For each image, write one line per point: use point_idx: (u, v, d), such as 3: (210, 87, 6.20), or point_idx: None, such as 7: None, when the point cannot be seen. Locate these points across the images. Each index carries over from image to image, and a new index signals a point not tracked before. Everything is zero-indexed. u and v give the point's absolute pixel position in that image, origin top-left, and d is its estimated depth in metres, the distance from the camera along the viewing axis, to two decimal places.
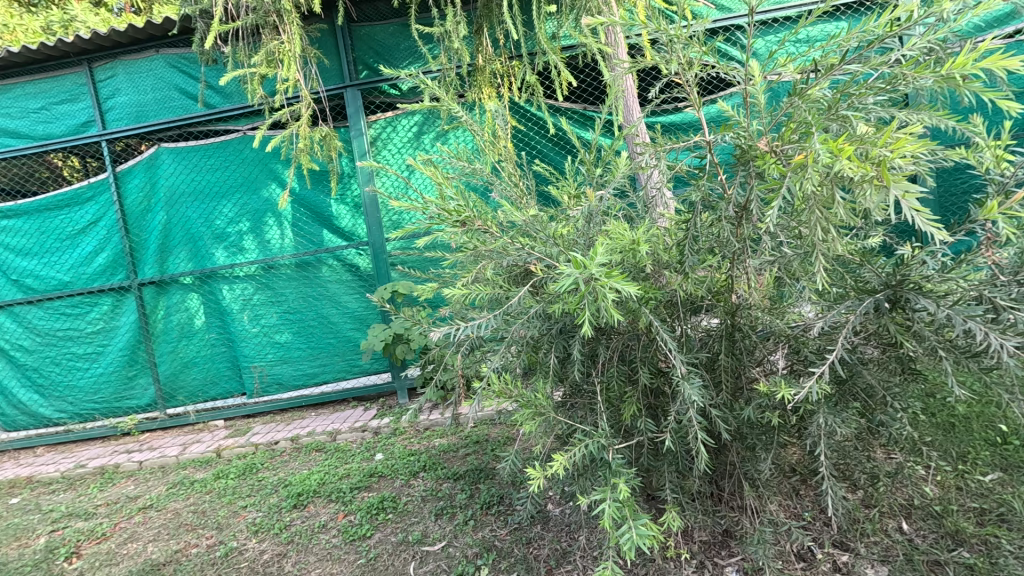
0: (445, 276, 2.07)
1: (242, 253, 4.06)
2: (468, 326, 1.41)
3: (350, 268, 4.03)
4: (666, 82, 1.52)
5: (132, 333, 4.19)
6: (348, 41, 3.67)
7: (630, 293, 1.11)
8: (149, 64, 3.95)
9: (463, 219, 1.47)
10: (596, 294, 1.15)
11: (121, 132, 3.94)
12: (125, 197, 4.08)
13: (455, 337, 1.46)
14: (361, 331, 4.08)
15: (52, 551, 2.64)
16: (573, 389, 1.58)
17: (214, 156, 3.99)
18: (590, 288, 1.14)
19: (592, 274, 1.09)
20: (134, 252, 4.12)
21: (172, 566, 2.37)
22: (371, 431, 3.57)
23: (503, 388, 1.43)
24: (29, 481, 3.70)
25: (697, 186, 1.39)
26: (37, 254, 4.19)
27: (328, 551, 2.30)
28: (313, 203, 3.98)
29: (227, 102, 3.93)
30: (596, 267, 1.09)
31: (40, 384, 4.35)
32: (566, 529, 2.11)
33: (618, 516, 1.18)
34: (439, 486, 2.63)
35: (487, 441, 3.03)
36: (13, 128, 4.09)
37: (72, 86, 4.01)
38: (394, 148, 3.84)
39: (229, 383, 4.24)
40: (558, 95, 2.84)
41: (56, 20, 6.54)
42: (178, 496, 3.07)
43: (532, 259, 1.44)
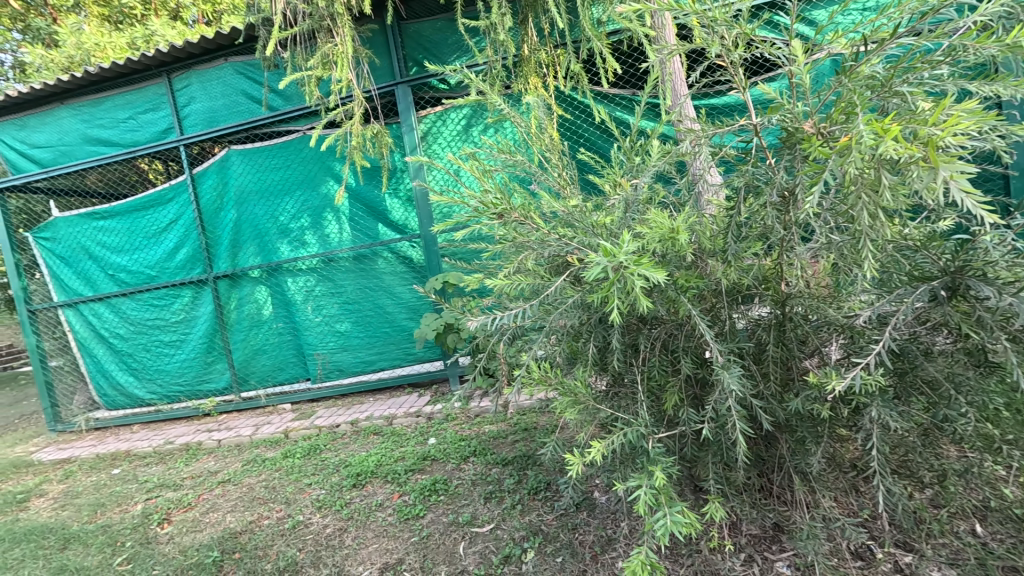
0: (489, 266, 2.11)
1: (304, 247, 4.31)
2: (506, 314, 1.44)
3: (403, 260, 4.18)
4: (709, 65, 1.49)
5: (209, 322, 4.56)
6: (399, 39, 3.79)
7: (660, 281, 1.10)
8: (219, 72, 4.23)
9: (500, 211, 1.49)
10: (626, 282, 1.14)
11: (196, 137, 4.26)
12: (201, 196, 4.42)
13: (495, 326, 1.50)
14: (414, 321, 4.24)
15: (148, 517, 2.96)
16: (615, 378, 1.58)
17: (277, 156, 4.24)
18: (621, 277, 1.14)
19: (621, 261, 1.09)
20: (209, 247, 4.47)
21: (247, 535, 2.59)
22: (424, 417, 3.71)
23: (542, 375, 1.47)
24: (127, 454, 4.13)
25: (742, 170, 1.37)
26: (128, 251, 4.64)
27: (384, 528, 2.43)
28: (368, 198, 4.15)
29: (288, 104, 4.15)
30: (625, 255, 1.09)
31: (134, 368, 4.84)
32: (610, 517, 2.13)
33: (653, 503, 1.17)
34: (488, 471, 2.73)
35: (536, 429, 3.10)
36: (106, 137, 4.52)
37: (153, 96, 4.38)
38: (443, 142, 3.92)
39: (295, 370, 4.52)
40: (605, 82, 2.77)
41: (140, 36, 7.14)
42: (252, 472, 3.34)
43: (570, 250, 1.45)
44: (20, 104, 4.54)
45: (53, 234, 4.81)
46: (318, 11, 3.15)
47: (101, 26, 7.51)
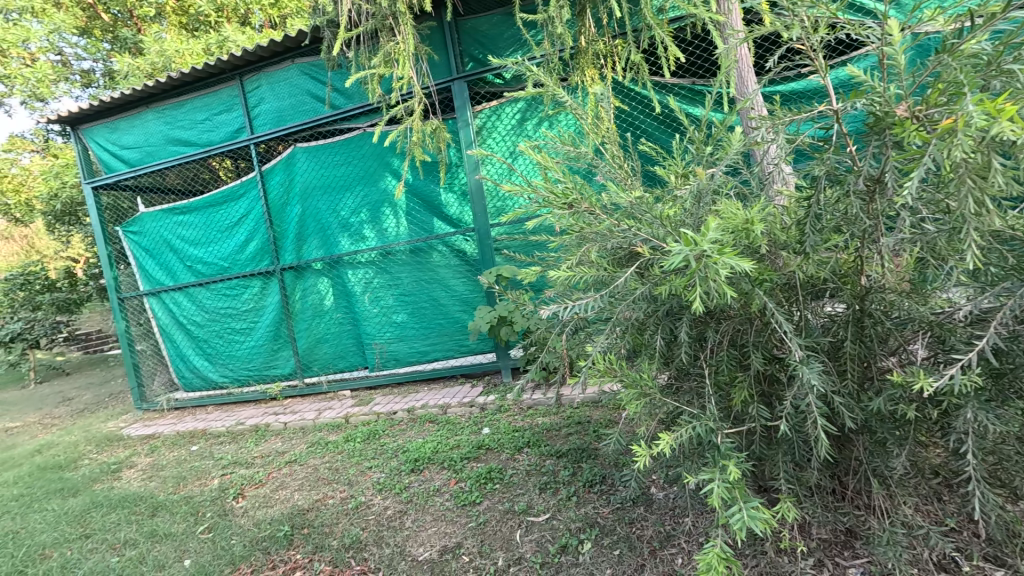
0: (551, 259, 2.13)
1: (363, 241, 4.46)
2: (575, 305, 1.44)
3: (457, 253, 4.26)
4: (787, 49, 1.42)
5: (276, 311, 4.82)
6: (456, 35, 3.85)
7: (745, 271, 1.06)
8: (286, 73, 4.43)
9: (571, 201, 1.56)
10: (708, 272, 1.11)
11: (265, 136, 4.49)
12: (270, 192, 4.68)
13: (562, 317, 1.49)
14: (468, 313, 4.32)
15: (224, 491, 3.19)
16: (679, 372, 1.55)
17: (339, 152, 4.41)
18: (701, 267, 1.11)
19: (703, 250, 1.06)
20: (277, 240, 4.72)
21: (314, 512, 2.73)
22: (478, 407, 3.78)
23: (608, 367, 1.47)
24: (203, 433, 4.45)
25: (822, 159, 1.33)
26: (205, 244, 4.97)
27: (442, 513, 2.50)
28: (425, 192, 4.26)
29: (349, 102, 4.29)
30: (708, 244, 1.06)
31: (209, 354, 5.19)
32: (668, 514, 2.12)
33: (727, 497, 1.13)
34: (543, 462, 2.76)
35: (589, 423, 3.12)
36: (185, 138, 4.84)
37: (227, 98, 4.65)
38: (499, 136, 3.96)
39: (354, 358, 4.72)
40: (666, 72, 2.69)
41: (215, 42, 7.59)
42: (317, 453, 3.52)
43: (637, 241, 1.43)
44: (112, 108, 4.95)
45: (140, 228, 5.23)
46: (381, 11, 3.25)
47: (179, 34, 8.05)
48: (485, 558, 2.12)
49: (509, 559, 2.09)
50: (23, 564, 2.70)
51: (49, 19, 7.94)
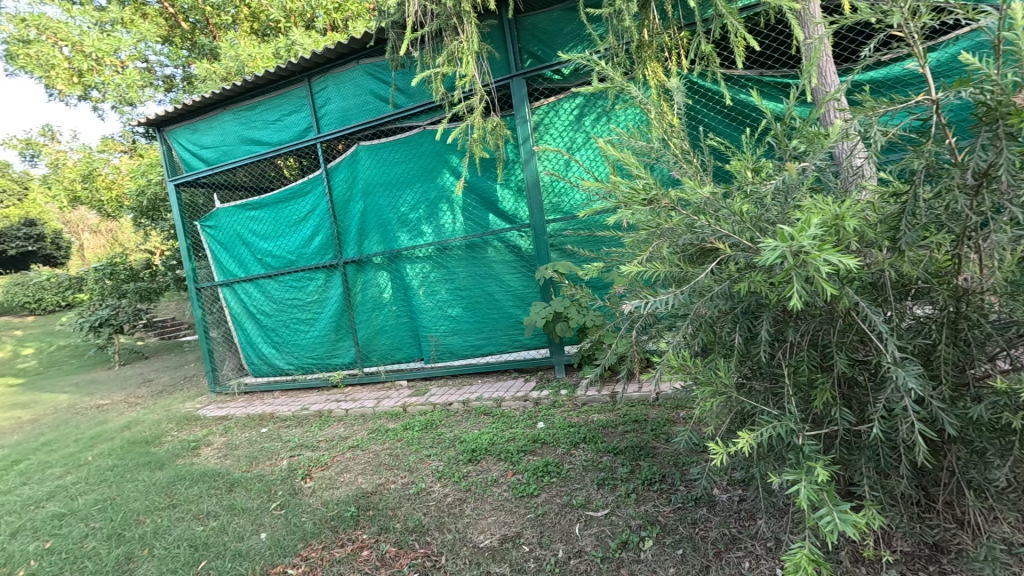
0: (617, 256, 2.11)
1: (421, 236, 4.59)
2: (656, 301, 1.39)
3: (512, 249, 4.30)
4: (885, 36, 1.38)
5: (338, 303, 5.03)
6: (516, 32, 3.89)
7: (850, 267, 1.00)
8: (352, 74, 4.60)
9: (650, 197, 1.51)
10: (805, 268, 1.06)
11: (331, 135, 4.68)
12: (334, 189, 4.89)
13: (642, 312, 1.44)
14: (522, 308, 4.37)
15: (294, 471, 3.38)
16: (753, 370, 1.51)
17: (400, 150, 4.54)
18: (799, 263, 1.07)
19: (801, 246, 1.01)
20: (340, 235, 4.93)
21: (378, 496, 2.86)
22: (532, 401, 3.82)
23: (682, 364, 1.48)
24: (272, 416, 4.72)
25: (919, 153, 1.25)
26: (274, 238, 5.25)
27: (501, 503, 2.55)
28: (482, 188, 4.32)
29: (411, 101, 4.39)
30: (808, 240, 1.00)
31: (276, 342, 5.48)
32: (733, 516, 2.09)
33: (815, 499, 1.10)
34: (599, 459, 2.77)
35: (646, 421, 3.10)
36: (258, 137, 5.13)
37: (296, 99, 4.88)
38: (556, 132, 3.97)
39: (411, 350, 4.87)
40: (739, 63, 2.61)
41: (283, 47, 8.00)
42: (378, 440, 3.67)
43: (716, 237, 1.39)
44: (194, 110, 5.32)
45: (216, 223, 5.59)
46: (446, 11, 3.33)
47: (251, 40, 8.53)
48: (545, 549, 2.14)
49: (569, 552, 2.10)
50: (121, 527, 2.96)
51: (137, 28, 8.59)
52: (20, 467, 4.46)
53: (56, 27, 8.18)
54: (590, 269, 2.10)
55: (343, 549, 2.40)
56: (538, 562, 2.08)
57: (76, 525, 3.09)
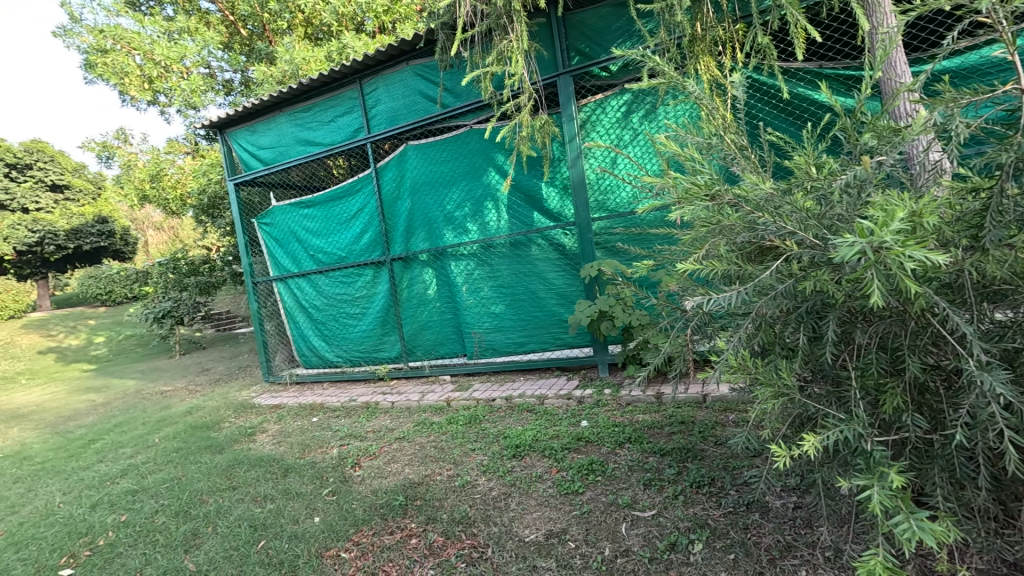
0: (670, 254, 2.08)
1: (466, 234, 4.65)
2: (722, 298, 1.32)
3: (557, 247, 4.30)
4: (971, 23, 1.30)
5: (385, 299, 5.18)
6: (563, 30, 3.88)
7: (937, 263, 0.94)
8: (401, 75, 4.70)
9: (713, 192, 1.49)
10: (885, 266, 1.02)
11: (381, 135, 4.82)
12: (383, 187, 5.03)
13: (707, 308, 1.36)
14: (565, 307, 4.36)
15: (344, 459, 3.51)
16: (815, 372, 1.46)
17: (447, 149, 4.62)
18: (878, 260, 1.02)
19: (882, 242, 0.97)
20: (388, 232, 5.06)
21: (425, 486, 2.93)
22: (575, 400, 3.81)
23: (741, 364, 1.44)
24: (321, 406, 4.90)
25: (1007, 147, 1.17)
26: (325, 235, 5.45)
27: (546, 499, 2.57)
28: (527, 186, 4.35)
29: (458, 100, 4.45)
30: (890, 235, 0.96)
31: (326, 335, 5.68)
32: (787, 523, 2.03)
33: (889, 505, 1.06)
34: (645, 459, 2.75)
35: (694, 423, 3.04)
36: (312, 138, 5.33)
37: (348, 100, 5.05)
38: (603, 129, 3.95)
39: (454, 345, 4.95)
40: (799, 56, 2.51)
41: (335, 51, 8.28)
42: (423, 433, 3.76)
43: (781, 234, 1.35)
44: (253, 113, 5.58)
45: (272, 221, 5.84)
46: (495, 11, 3.37)
47: (305, 44, 8.87)
48: (591, 547, 2.14)
49: (615, 550, 2.09)
50: (187, 506, 3.15)
51: (201, 36, 9.07)
52: (96, 445, 4.82)
53: (130, 37, 8.74)
54: (640, 267, 2.08)
55: (393, 536, 2.47)
56: (584, 559, 2.08)
57: (147, 501, 3.32)
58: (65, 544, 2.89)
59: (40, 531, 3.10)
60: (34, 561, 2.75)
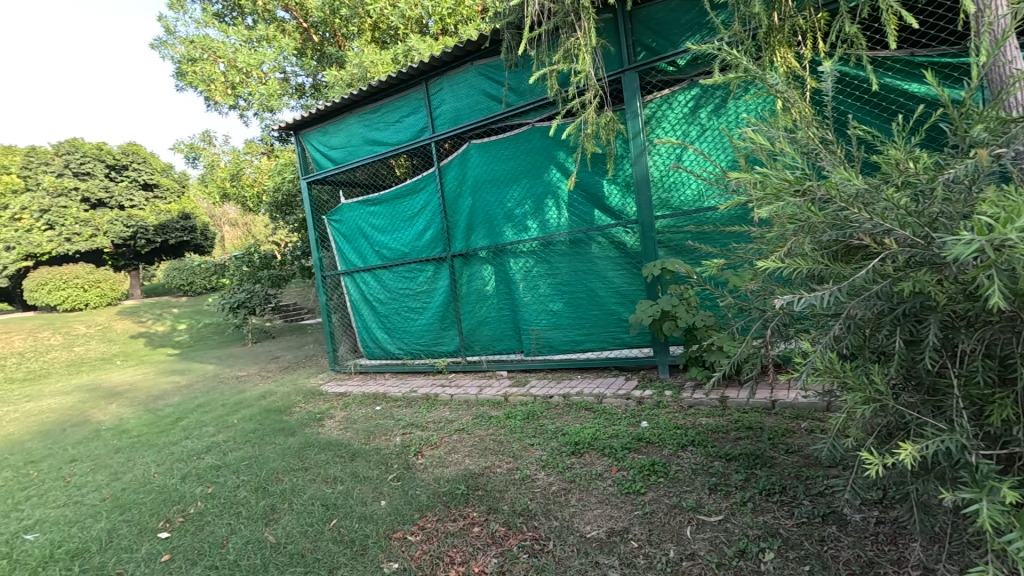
0: (744, 253, 2.01)
1: (526, 231, 4.69)
2: (815, 297, 1.27)
3: (618, 245, 4.25)
4: None
5: (445, 294, 5.31)
6: (630, 24, 3.84)
7: None
8: (466, 75, 4.80)
9: (805, 187, 1.41)
10: (1001, 266, 0.95)
11: (445, 135, 4.94)
12: (446, 185, 5.16)
13: (797, 309, 1.31)
14: (625, 306, 4.31)
15: (406, 447, 3.64)
16: (910, 378, 1.39)
17: (510, 147, 4.68)
18: (996, 260, 0.96)
19: (1001, 240, 0.91)
20: (450, 230, 5.18)
21: (485, 477, 2.99)
22: (634, 400, 3.76)
23: (829, 367, 1.38)
24: (384, 396, 5.11)
25: None
26: (389, 231, 5.66)
27: (606, 497, 2.56)
28: (589, 184, 4.33)
29: (521, 99, 4.49)
30: (1011, 232, 0.89)
31: (388, 328, 5.90)
32: (867, 539, 1.93)
33: (1001, 521, 1.00)
34: (710, 463, 2.68)
35: (762, 429, 2.94)
36: (379, 138, 5.54)
37: (414, 101, 5.21)
38: (669, 125, 3.87)
39: (511, 342, 5.02)
40: (891, 45, 2.35)
41: (401, 53, 8.56)
42: (482, 426, 3.84)
43: (879, 233, 1.28)
44: (326, 115, 5.88)
45: (340, 218, 6.12)
46: (563, 8, 3.39)
47: (372, 48, 9.24)
48: (655, 548, 2.12)
49: (680, 553, 2.06)
50: (265, 482, 3.38)
51: (278, 43, 9.62)
52: (183, 423, 5.25)
53: (216, 47, 9.46)
54: (711, 266, 2.03)
55: (456, 524, 2.54)
56: (649, 559, 2.06)
57: (230, 476, 3.58)
58: (162, 510, 3.18)
59: (139, 497, 3.43)
60: (136, 523, 3.05)
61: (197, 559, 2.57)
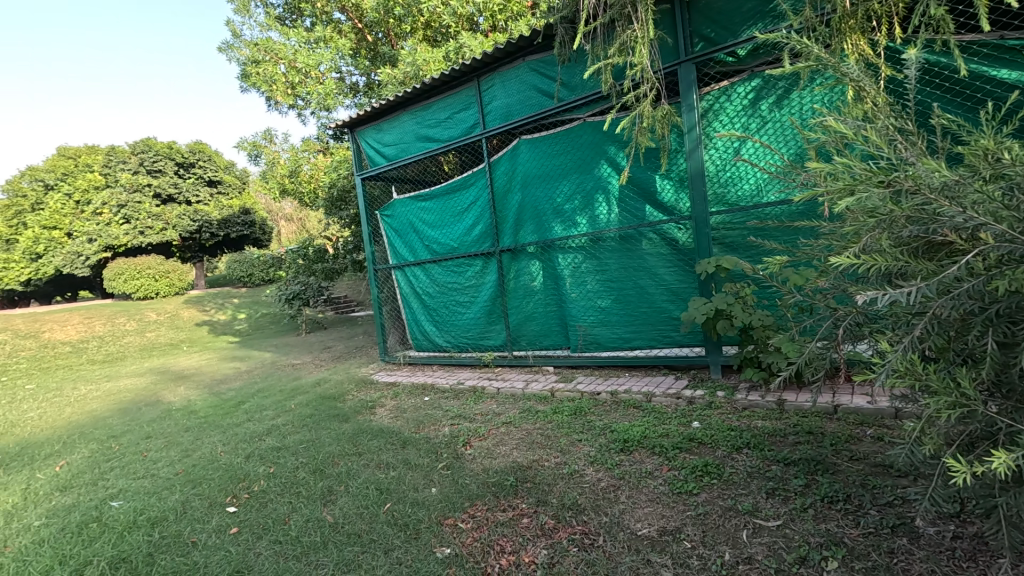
0: (811, 250, 1.93)
1: (575, 227, 4.67)
2: (898, 294, 1.20)
3: (670, 242, 4.17)
4: None
5: (493, 289, 5.37)
6: (687, 15, 3.75)
7: None
8: (517, 71, 4.82)
9: (889, 179, 1.34)
10: None
11: (495, 131, 4.98)
12: (496, 181, 5.20)
13: (877, 306, 1.24)
14: (676, 304, 4.22)
15: (455, 438, 3.71)
16: (1002, 383, 1.30)
17: (560, 142, 4.67)
18: None
19: None
20: (498, 225, 5.23)
21: (533, 470, 3.01)
22: (684, 399, 3.69)
23: (910, 368, 1.31)
24: (432, 387, 5.23)
25: None
26: (439, 226, 5.77)
27: (657, 496, 2.53)
28: (641, 179, 4.26)
29: (573, 93, 4.45)
30: None
31: (436, 321, 6.02)
32: (942, 553, 1.82)
33: None
34: (767, 467, 2.59)
35: (824, 434, 2.81)
36: (431, 135, 5.65)
37: (465, 97, 5.28)
38: (727, 117, 3.75)
39: (558, 337, 5.02)
40: (983, 27, 2.18)
41: (452, 50, 8.68)
42: (529, 420, 3.87)
43: (970, 228, 1.20)
44: (380, 112, 6.04)
45: (392, 213, 6.28)
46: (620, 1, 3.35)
47: (424, 46, 9.42)
48: (709, 549, 2.08)
49: (736, 556, 2.01)
50: (322, 465, 3.54)
51: (334, 43, 9.97)
52: (245, 406, 5.56)
53: (277, 48, 9.89)
54: (775, 262, 1.97)
55: (505, 514, 2.58)
56: (702, 560, 2.02)
57: (290, 458, 3.77)
58: (229, 486, 3.39)
59: (209, 473, 3.67)
60: (207, 496, 3.27)
61: (263, 533, 2.72)
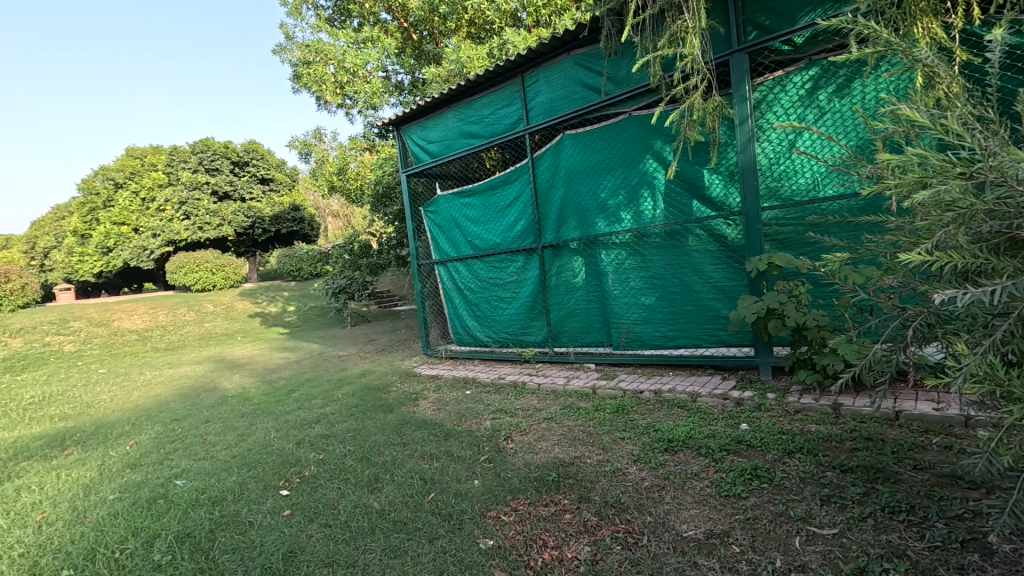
0: (875, 246, 1.83)
1: (619, 223, 4.60)
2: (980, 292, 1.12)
3: (718, 238, 4.04)
4: None
5: (534, 285, 5.37)
6: (740, 3, 3.63)
7: None
8: (562, 66, 4.79)
9: (971, 171, 1.22)
10: None
11: (539, 126, 4.97)
12: (539, 177, 5.19)
13: (956, 306, 1.16)
14: (723, 303, 4.10)
15: (497, 432, 3.75)
16: None
17: (605, 136, 4.61)
18: None
19: None
20: (541, 221, 5.22)
21: (575, 466, 3.01)
22: (732, 400, 3.58)
23: (991, 373, 1.22)
24: (474, 381, 5.29)
25: None
26: (482, 222, 5.81)
27: (704, 498, 2.47)
28: (689, 174, 4.14)
29: (619, 87, 4.39)
30: None
31: (477, 316, 6.07)
32: (1020, 572, 1.70)
33: None
34: (821, 472, 2.49)
35: (884, 441, 2.67)
36: (474, 131, 5.69)
37: (509, 93, 5.29)
38: (782, 108, 3.61)
39: (600, 334, 4.97)
40: None
41: (496, 46, 8.71)
42: (570, 416, 3.85)
43: None
44: (424, 110, 6.14)
45: (436, 209, 6.38)
46: None
47: (468, 43, 9.51)
48: (759, 555, 2.02)
49: (789, 563, 1.94)
50: (368, 454, 3.65)
51: (381, 43, 10.19)
52: (295, 395, 5.79)
53: (326, 49, 10.20)
54: (835, 259, 1.88)
55: (548, 508, 2.59)
56: (753, 565, 1.96)
57: (338, 445, 3.90)
58: (282, 470, 3.55)
59: (263, 457, 3.85)
60: (262, 479, 3.43)
61: (314, 516, 2.84)
